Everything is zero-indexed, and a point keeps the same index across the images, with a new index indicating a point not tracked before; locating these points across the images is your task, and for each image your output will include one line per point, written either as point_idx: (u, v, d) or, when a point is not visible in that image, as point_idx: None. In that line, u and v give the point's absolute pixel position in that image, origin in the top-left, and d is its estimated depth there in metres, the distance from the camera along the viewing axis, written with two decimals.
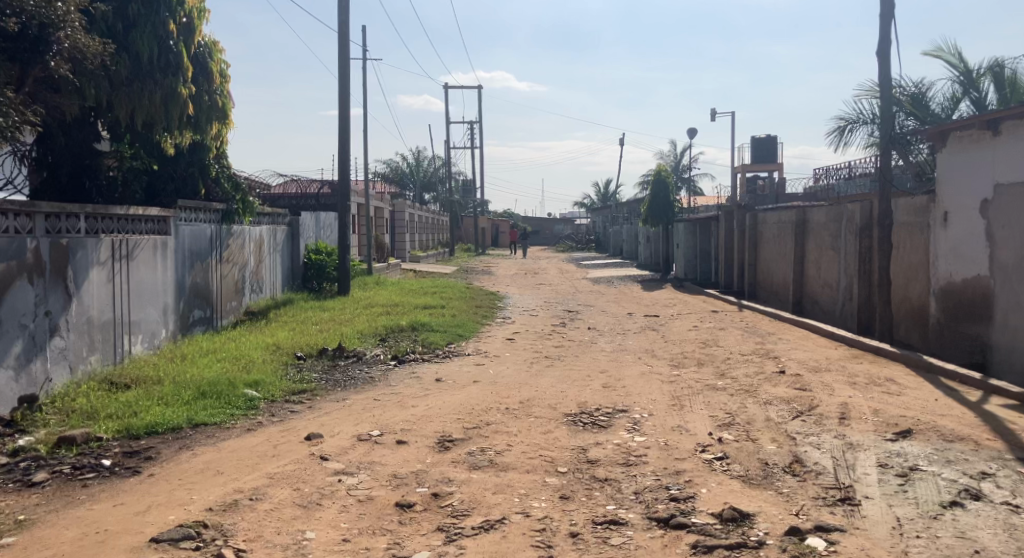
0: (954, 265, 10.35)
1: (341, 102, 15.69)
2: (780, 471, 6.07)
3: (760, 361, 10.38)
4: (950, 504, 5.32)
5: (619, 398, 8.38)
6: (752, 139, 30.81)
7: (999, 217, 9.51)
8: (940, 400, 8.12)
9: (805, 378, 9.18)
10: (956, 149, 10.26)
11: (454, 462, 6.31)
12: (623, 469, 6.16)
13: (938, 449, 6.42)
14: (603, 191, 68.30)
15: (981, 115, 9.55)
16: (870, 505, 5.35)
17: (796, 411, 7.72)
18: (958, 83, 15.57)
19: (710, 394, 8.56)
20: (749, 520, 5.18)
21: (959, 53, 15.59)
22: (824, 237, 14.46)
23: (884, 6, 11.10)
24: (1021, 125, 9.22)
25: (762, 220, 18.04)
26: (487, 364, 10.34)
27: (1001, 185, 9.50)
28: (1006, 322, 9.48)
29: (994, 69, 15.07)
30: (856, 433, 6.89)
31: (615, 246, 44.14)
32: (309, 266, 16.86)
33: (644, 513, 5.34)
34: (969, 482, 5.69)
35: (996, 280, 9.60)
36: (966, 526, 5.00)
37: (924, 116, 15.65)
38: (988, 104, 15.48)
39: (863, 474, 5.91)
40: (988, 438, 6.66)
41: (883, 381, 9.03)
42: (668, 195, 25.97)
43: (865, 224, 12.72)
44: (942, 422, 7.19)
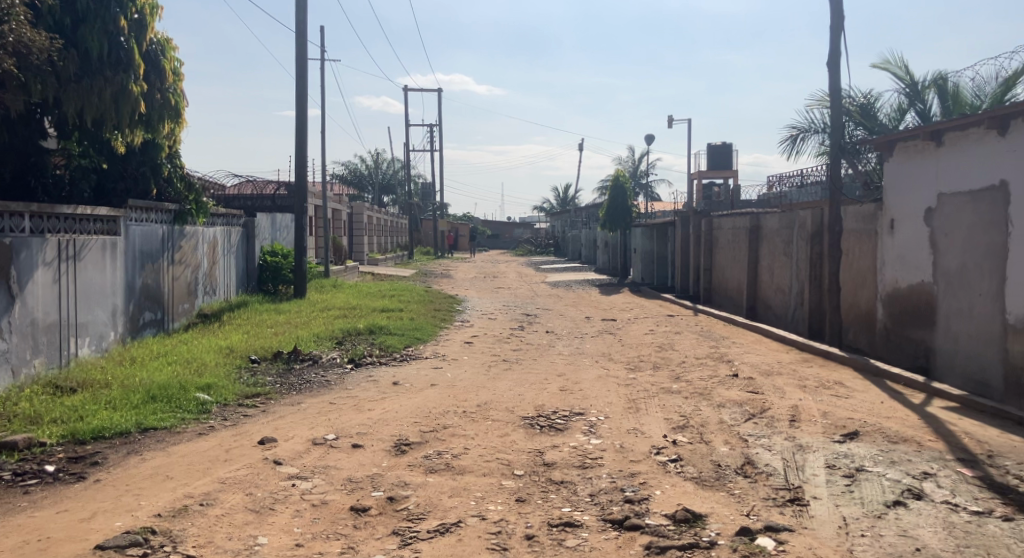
0: (899, 271, 10.68)
1: (299, 102, 15.49)
2: (732, 473, 6.18)
3: (714, 364, 10.54)
4: (893, 503, 5.47)
5: (576, 401, 8.43)
6: (708, 147, 31.23)
7: (943, 225, 9.82)
8: (885, 403, 8.34)
9: (757, 381, 9.36)
10: (902, 158, 10.58)
11: (410, 465, 6.30)
12: (579, 471, 6.21)
13: (883, 450, 6.59)
14: (563, 195, 68.58)
15: (925, 126, 9.86)
16: (818, 506, 5.47)
17: (748, 413, 7.87)
18: (904, 94, 16.02)
19: (664, 397, 8.65)
20: (702, 521, 5.26)
21: (906, 66, 16.02)
22: (777, 244, 14.74)
23: (835, 17, 11.38)
24: (961, 137, 9.54)
25: (717, 226, 18.33)
26: (444, 367, 10.31)
27: (943, 194, 9.82)
28: (948, 326, 9.79)
29: (938, 83, 15.56)
30: (805, 435, 7.04)
31: (575, 250, 44.43)
32: (264, 267, 16.66)
33: (599, 515, 5.38)
34: (911, 482, 5.86)
35: (939, 287, 9.93)
36: (909, 525, 5.14)
37: (872, 126, 16.08)
38: (933, 116, 15.94)
39: (811, 475, 6.05)
40: (930, 440, 6.87)
41: (831, 384, 9.23)
42: (625, 200, 26.17)
43: (816, 231, 12.99)
44: (887, 424, 7.38)
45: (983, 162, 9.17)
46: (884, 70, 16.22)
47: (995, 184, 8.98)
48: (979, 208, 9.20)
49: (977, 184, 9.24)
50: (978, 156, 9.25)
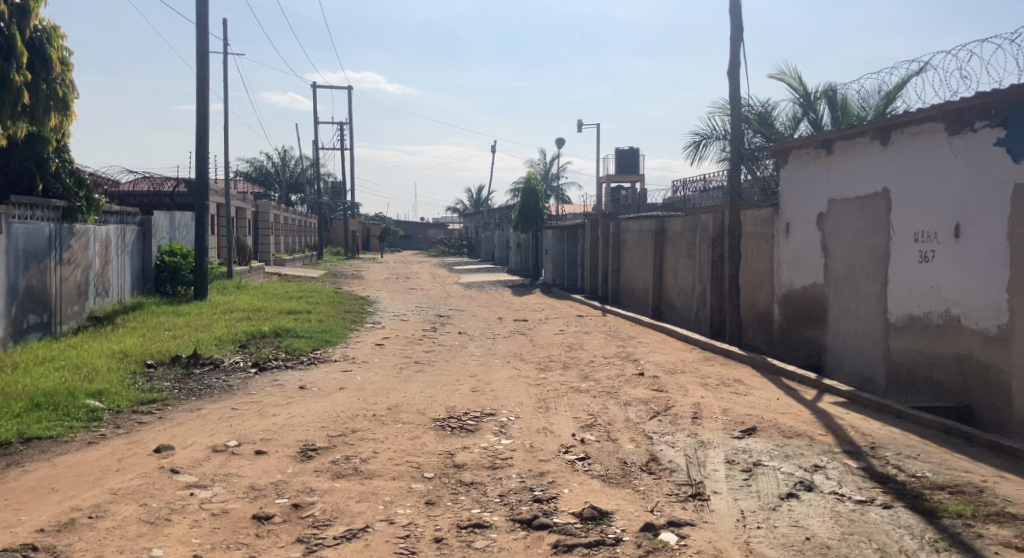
0: (794, 273, 11.20)
1: (200, 97, 14.95)
2: (637, 470, 6.32)
3: (621, 363, 10.77)
4: (787, 495, 5.71)
5: (487, 402, 8.45)
6: (616, 151, 31.89)
7: (833, 230, 10.35)
8: (781, 399, 8.72)
9: (662, 380, 9.61)
10: (796, 165, 11.10)
11: (316, 471, 6.17)
12: (488, 472, 6.22)
13: (778, 445, 6.88)
14: (475, 197, 68.67)
15: (816, 135, 10.36)
16: (717, 500, 5.66)
17: (653, 411, 8.06)
18: (798, 104, 16.77)
19: (573, 397, 8.77)
20: (608, 518, 5.36)
21: (799, 77, 16.77)
22: (681, 246, 15.18)
23: (733, 29, 11.81)
24: (848, 146, 10.06)
25: (625, 228, 18.74)
26: (353, 370, 10.16)
27: (833, 200, 10.34)
28: (837, 326, 10.33)
29: (828, 94, 16.36)
30: (707, 431, 7.28)
31: (488, 251, 44.56)
32: (162, 267, 16.01)
33: (508, 515, 5.40)
34: (803, 474, 6.14)
35: (829, 288, 10.46)
36: (801, 516, 5.38)
37: (769, 133, 16.76)
38: (824, 125, 16.75)
39: (712, 470, 6.25)
40: (821, 434, 7.22)
41: (731, 381, 9.58)
42: (537, 202, 26.39)
43: (717, 234, 13.46)
44: (782, 420, 7.70)
45: (868, 170, 9.69)
46: (779, 80, 16.92)
47: (878, 192, 9.51)
48: (865, 214, 9.74)
49: (862, 192, 9.78)
50: (863, 165, 9.78)
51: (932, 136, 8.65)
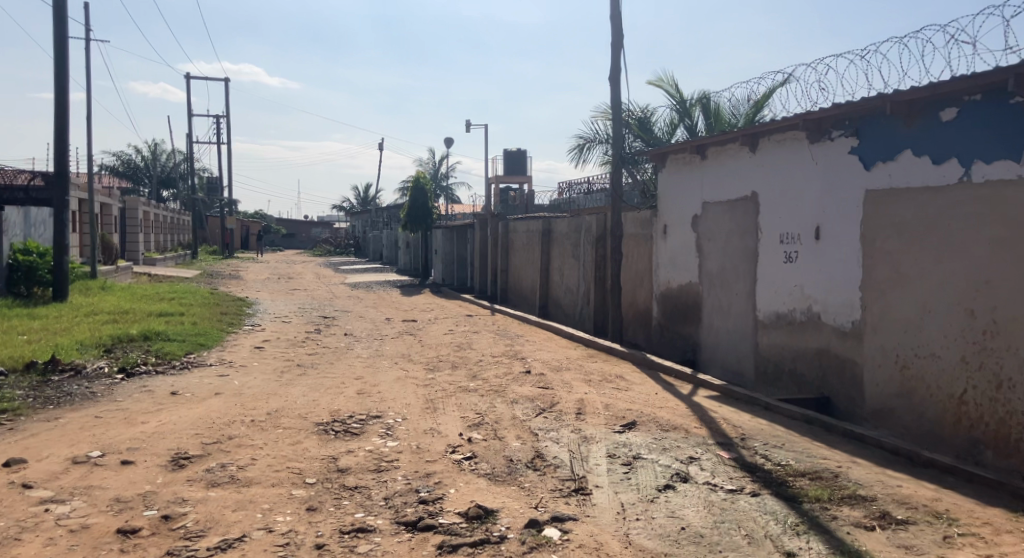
0: (672, 272, 11.61)
1: (58, 85, 13.99)
2: (522, 467, 6.35)
3: (508, 362, 10.82)
4: (664, 487, 5.88)
5: (372, 404, 8.29)
6: (503, 152, 32.11)
7: (707, 231, 10.79)
8: (660, 394, 8.99)
9: (548, 377, 9.72)
10: (673, 169, 11.50)
11: (189, 480, 5.87)
12: (373, 475, 6.10)
13: (656, 438, 7.08)
14: (362, 196, 67.54)
15: (691, 141, 10.76)
16: (599, 494, 5.76)
17: (539, 409, 8.14)
18: (675, 110, 17.41)
19: (461, 397, 8.73)
20: (493, 516, 5.35)
21: (676, 85, 17.40)
22: (566, 246, 15.44)
23: (614, 35, 12.11)
24: (720, 152, 10.51)
25: (512, 228, 18.88)
26: (231, 374, 9.74)
27: (707, 203, 10.78)
28: (711, 322, 10.78)
29: (703, 101, 17.06)
30: (590, 427, 7.41)
31: (375, 251, 43.91)
32: (17, 267, 14.86)
33: (393, 518, 5.31)
34: (679, 466, 6.34)
35: (704, 287, 10.90)
36: (677, 506, 5.55)
37: (648, 138, 17.31)
38: (698, 131, 17.47)
39: (594, 465, 6.36)
40: (696, 426, 7.49)
41: (614, 378, 9.80)
42: (426, 201, 26.22)
43: (600, 234, 13.77)
44: (661, 413, 7.94)
45: (738, 175, 10.15)
46: (657, 87, 17.49)
47: (747, 195, 9.99)
48: (735, 216, 10.21)
49: (733, 195, 10.24)
50: (733, 170, 10.24)
51: (795, 144, 9.15)
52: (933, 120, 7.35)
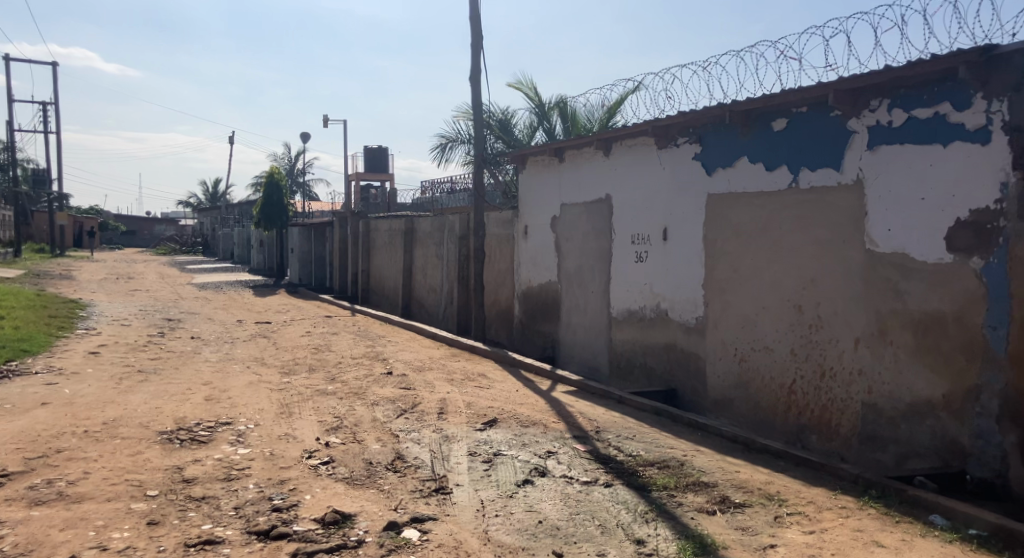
0: (533, 272, 11.83)
1: None
2: (382, 469, 6.23)
3: (368, 363, 10.61)
4: (523, 482, 5.95)
5: (222, 410, 7.89)
6: (364, 150, 31.54)
7: (565, 232, 11.06)
8: (520, 391, 9.10)
9: (410, 378, 9.61)
10: (533, 171, 11.71)
11: (10, 500, 5.34)
12: (222, 484, 5.79)
13: (516, 435, 7.16)
14: (213, 192, 64.36)
15: (549, 144, 10.98)
16: (459, 492, 5.75)
17: (399, 409, 8.03)
18: (533, 113, 17.71)
19: (318, 400, 8.47)
20: (350, 520, 5.22)
21: (535, 88, 17.71)
22: (429, 246, 15.36)
23: (473, 37, 12.16)
24: (577, 155, 10.79)
25: (373, 227, 18.57)
26: (61, 383, 8.98)
27: (564, 204, 11.04)
28: (569, 320, 11.05)
29: (560, 105, 17.46)
30: (451, 426, 7.38)
31: (227, 250, 41.95)
32: None
33: (243, 528, 5.06)
34: (537, 461, 6.44)
35: (562, 286, 11.17)
36: (535, 501, 5.62)
37: (509, 140, 17.51)
38: (556, 134, 17.86)
39: (455, 463, 6.34)
40: (555, 422, 7.64)
41: (475, 376, 9.83)
42: (283, 198, 25.40)
43: (461, 234, 13.80)
44: (520, 410, 8.04)
45: (593, 177, 10.46)
46: (517, 90, 17.73)
47: (602, 197, 10.31)
48: (591, 218, 10.52)
49: (589, 197, 10.55)
50: (589, 172, 10.55)
51: (645, 149, 9.53)
52: (767, 130, 7.84)
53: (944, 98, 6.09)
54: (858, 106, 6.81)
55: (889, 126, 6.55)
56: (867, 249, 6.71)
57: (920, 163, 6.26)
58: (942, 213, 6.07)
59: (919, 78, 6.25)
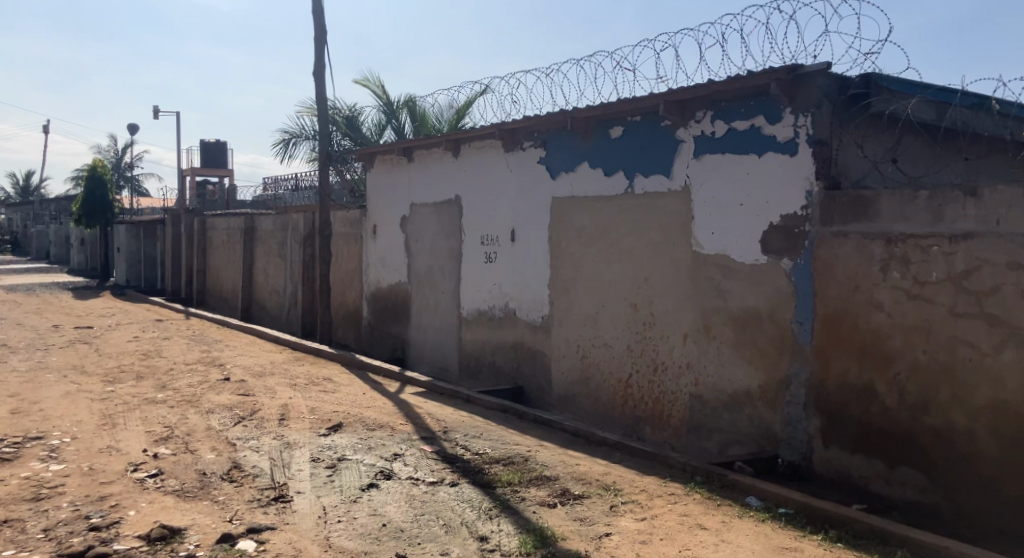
0: (382, 272, 11.73)
1: None
2: (216, 479, 5.96)
3: (204, 369, 10.10)
4: (368, 486, 5.89)
5: (33, 425, 7.25)
6: (201, 144, 29.95)
7: (414, 232, 11.05)
8: (367, 394, 8.99)
9: (249, 383, 9.24)
10: (381, 170, 11.63)
11: None
12: (32, 505, 5.32)
13: (361, 438, 7.07)
14: (26, 185, 58.81)
15: (397, 143, 10.92)
16: (300, 500, 5.60)
17: (237, 417, 7.70)
18: (381, 111, 17.51)
19: (146, 410, 7.96)
20: (179, 535, 4.95)
21: (383, 86, 17.52)
22: (271, 245, 14.83)
23: (317, 32, 11.86)
24: (425, 155, 10.81)
25: (211, 225, 17.68)
26: None
27: (413, 204, 11.03)
28: (419, 321, 11.05)
29: (409, 104, 17.38)
30: (293, 432, 7.18)
31: (43, 249, 38.49)
32: None
33: (55, 551, 4.68)
34: (383, 464, 6.40)
35: (411, 286, 11.15)
36: (379, 504, 5.58)
37: (356, 137, 17.22)
38: (405, 133, 17.76)
39: (296, 470, 6.17)
40: (401, 424, 7.61)
41: (319, 380, 9.59)
42: (107, 191, 23.63)
43: (306, 234, 13.43)
44: (366, 413, 7.94)
45: (442, 178, 10.51)
46: (364, 87, 17.47)
47: (450, 198, 10.39)
48: (440, 219, 10.58)
49: (437, 198, 10.60)
50: (437, 173, 10.59)
51: (493, 151, 9.69)
52: (604, 137, 8.20)
53: (758, 111, 6.61)
54: (685, 117, 7.26)
55: (712, 136, 7.03)
56: (693, 250, 7.16)
57: (739, 171, 6.76)
58: (757, 218, 6.58)
59: (737, 92, 6.75)
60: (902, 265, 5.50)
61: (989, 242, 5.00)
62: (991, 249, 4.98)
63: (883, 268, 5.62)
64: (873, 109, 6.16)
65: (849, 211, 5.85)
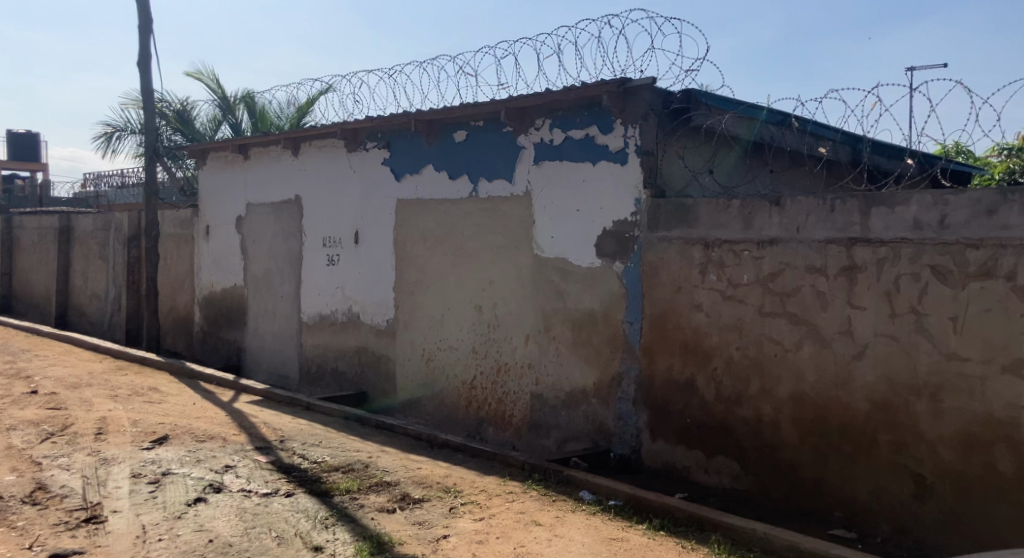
0: (217, 275, 11.20)
1: None
2: (18, 503, 5.44)
3: (8, 382, 9.20)
4: (194, 501, 5.59)
5: None
6: (9, 134, 27.28)
7: (251, 232, 10.64)
8: (197, 404, 8.53)
9: (61, 396, 8.51)
10: (216, 167, 11.11)
11: None
12: None
13: (189, 451, 6.70)
14: None
15: (231, 139, 10.45)
16: (116, 520, 5.22)
17: (45, 433, 7.07)
18: (216, 106, 16.68)
19: None
20: None
21: (217, 79, 16.69)
22: (91, 246, 13.74)
23: (141, 19, 11.14)
24: (262, 153, 10.42)
25: (19, 224, 16.14)
26: None
27: (250, 204, 10.62)
28: (257, 325, 10.64)
29: (247, 100, 16.67)
30: (110, 447, 6.68)
31: None
32: None
33: None
34: (213, 477, 6.10)
35: (248, 289, 10.71)
36: (205, 519, 5.30)
37: (188, 133, 16.30)
38: (243, 130, 17.01)
39: (113, 488, 5.75)
40: (234, 434, 7.28)
41: (144, 391, 9.00)
42: None
43: (131, 234, 12.56)
44: (195, 424, 7.53)
45: (280, 177, 10.17)
46: (197, 79, 16.57)
47: (289, 199, 10.08)
48: (280, 219, 10.23)
49: (276, 198, 10.25)
50: (276, 172, 10.24)
51: (334, 150, 9.48)
52: (448, 140, 8.24)
53: (592, 121, 6.88)
54: (525, 124, 7.43)
55: (551, 144, 7.24)
56: (534, 254, 7.35)
57: (576, 178, 7.00)
58: (592, 223, 6.85)
59: (572, 102, 6.99)
60: (719, 268, 5.89)
61: (792, 247, 5.46)
62: (793, 254, 5.44)
63: (701, 270, 6.00)
64: (694, 123, 6.59)
65: (673, 218, 6.22)
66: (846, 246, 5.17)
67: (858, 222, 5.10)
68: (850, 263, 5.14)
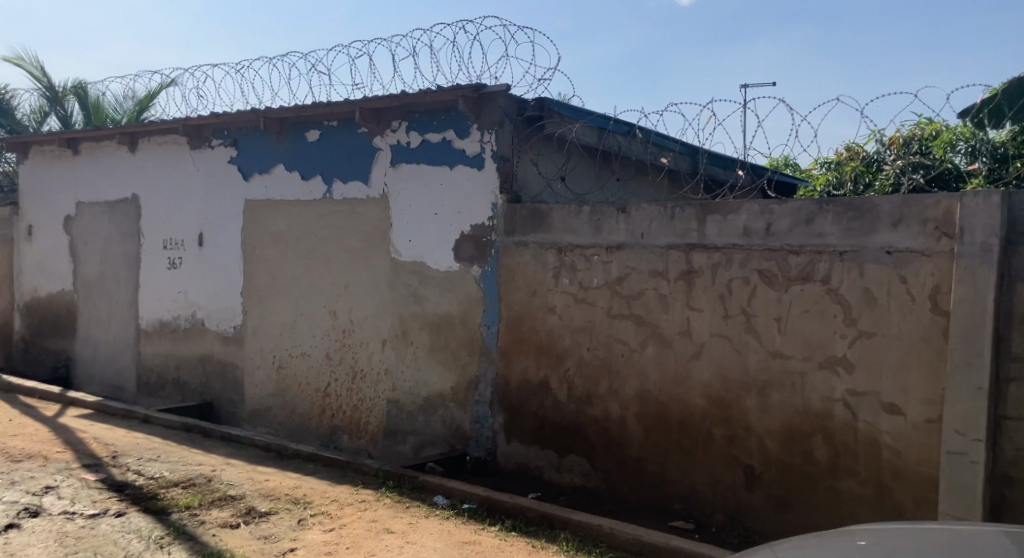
0: (42, 279, 10.33)
1: None
2: None
3: None
4: (6, 528, 5.10)
5: None
6: None
7: (82, 234, 9.89)
8: (15, 420, 7.80)
9: None
10: (40, 163, 10.24)
11: None
12: None
13: (3, 473, 6.11)
14: None
15: (58, 133, 9.67)
16: None
17: None
18: (42, 96, 15.36)
19: None
20: None
21: (42, 67, 15.36)
22: None
23: None
24: (94, 148, 9.70)
25: None
26: None
27: (80, 203, 9.86)
28: (88, 334, 9.89)
29: (78, 90, 15.45)
30: None
31: None
32: None
33: None
34: (30, 500, 5.59)
35: (79, 295, 9.95)
36: (19, 547, 4.85)
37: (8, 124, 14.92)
38: (73, 123, 15.76)
39: None
40: (58, 452, 6.71)
41: None
42: None
43: None
44: (12, 443, 6.88)
45: (115, 175, 9.51)
46: (19, 66, 15.19)
47: (125, 198, 9.44)
48: (115, 219, 9.55)
49: (110, 196, 9.57)
50: (110, 169, 9.57)
51: (175, 147, 8.97)
52: (299, 139, 7.99)
53: (448, 125, 6.88)
54: (381, 125, 7.32)
55: (407, 146, 7.17)
56: (391, 257, 7.25)
57: (433, 182, 6.98)
58: (450, 227, 6.84)
59: (428, 105, 6.96)
60: (570, 272, 6.05)
61: (637, 252, 5.69)
62: (638, 258, 5.68)
63: (555, 274, 6.13)
64: (547, 131, 6.72)
65: (528, 223, 6.32)
66: (686, 251, 5.44)
67: (695, 229, 5.39)
68: (689, 267, 5.42)
